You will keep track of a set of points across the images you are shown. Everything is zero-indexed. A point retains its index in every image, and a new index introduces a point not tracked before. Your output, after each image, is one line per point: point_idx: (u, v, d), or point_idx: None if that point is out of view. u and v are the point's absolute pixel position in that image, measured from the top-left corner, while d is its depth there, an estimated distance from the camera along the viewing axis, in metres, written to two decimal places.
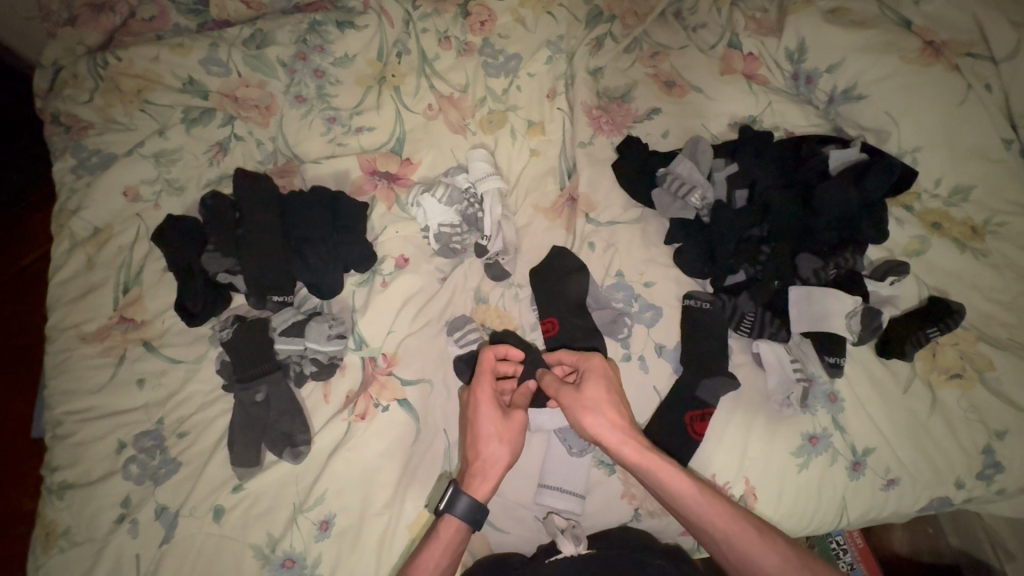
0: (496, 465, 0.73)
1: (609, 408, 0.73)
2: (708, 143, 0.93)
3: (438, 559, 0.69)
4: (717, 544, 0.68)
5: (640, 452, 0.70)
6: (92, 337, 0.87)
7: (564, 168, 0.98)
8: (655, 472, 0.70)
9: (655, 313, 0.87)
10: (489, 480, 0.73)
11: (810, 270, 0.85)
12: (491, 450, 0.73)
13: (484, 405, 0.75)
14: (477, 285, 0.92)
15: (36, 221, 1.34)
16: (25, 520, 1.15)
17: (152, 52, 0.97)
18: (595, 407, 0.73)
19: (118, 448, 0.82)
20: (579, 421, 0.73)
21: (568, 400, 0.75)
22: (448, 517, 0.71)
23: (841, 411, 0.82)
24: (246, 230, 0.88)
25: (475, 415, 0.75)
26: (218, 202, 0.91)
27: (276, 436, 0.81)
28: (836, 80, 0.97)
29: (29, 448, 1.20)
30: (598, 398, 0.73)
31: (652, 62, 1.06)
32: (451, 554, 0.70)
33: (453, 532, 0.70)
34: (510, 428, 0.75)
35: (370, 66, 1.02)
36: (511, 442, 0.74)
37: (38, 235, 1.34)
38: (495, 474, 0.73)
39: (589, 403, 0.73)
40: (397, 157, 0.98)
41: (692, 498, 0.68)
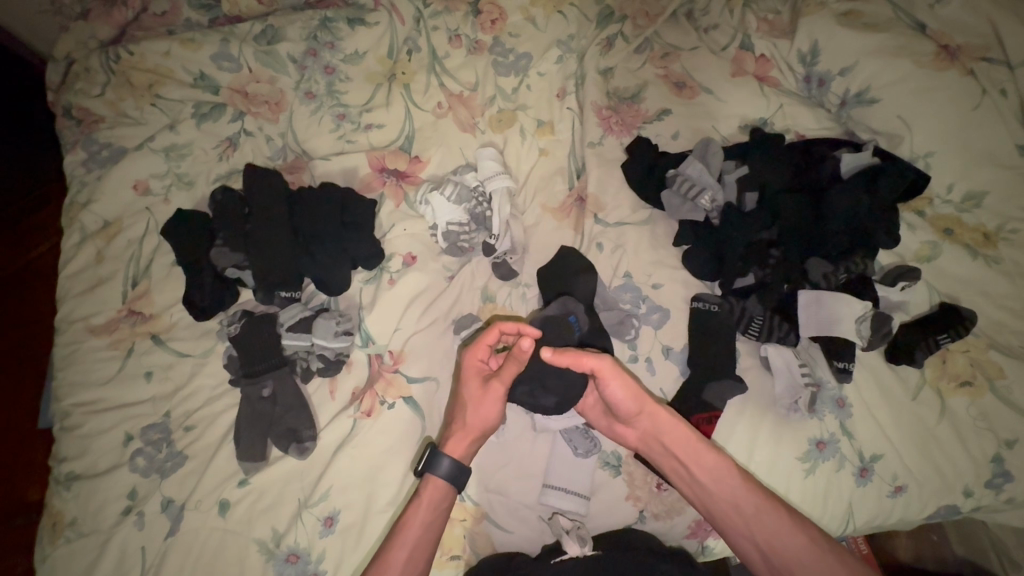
0: (473, 429, 0.76)
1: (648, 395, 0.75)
2: (719, 145, 0.92)
3: (423, 518, 0.71)
4: (744, 521, 0.71)
5: (684, 429, 0.74)
6: (100, 330, 0.88)
7: (572, 168, 0.97)
8: (694, 448, 0.73)
9: (662, 315, 0.86)
10: (467, 441, 0.75)
11: (820, 274, 0.85)
12: (469, 415, 0.76)
13: (476, 372, 0.77)
14: (484, 283, 0.91)
15: (43, 213, 1.35)
16: (29, 509, 1.16)
17: (164, 46, 0.98)
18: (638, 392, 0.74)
19: (125, 440, 0.82)
20: (625, 402, 0.75)
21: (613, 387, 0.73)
22: (433, 477, 0.73)
23: (849, 417, 0.81)
24: (254, 225, 0.88)
25: (466, 383, 0.77)
26: (228, 197, 0.92)
27: (282, 432, 0.81)
28: (849, 83, 0.96)
29: (36, 438, 1.21)
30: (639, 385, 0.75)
31: (663, 63, 1.05)
32: (436, 514, 0.72)
33: (437, 491, 0.73)
34: (486, 395, 0.76)
35: (380, 63, 1.02)
36: (489, 411, 0.76)
37: (45, 227, 1.35)
38: (474, 436, 0.76)
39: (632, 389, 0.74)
40: (405, 155, 0.98)
41: (728, 474, 0.72)
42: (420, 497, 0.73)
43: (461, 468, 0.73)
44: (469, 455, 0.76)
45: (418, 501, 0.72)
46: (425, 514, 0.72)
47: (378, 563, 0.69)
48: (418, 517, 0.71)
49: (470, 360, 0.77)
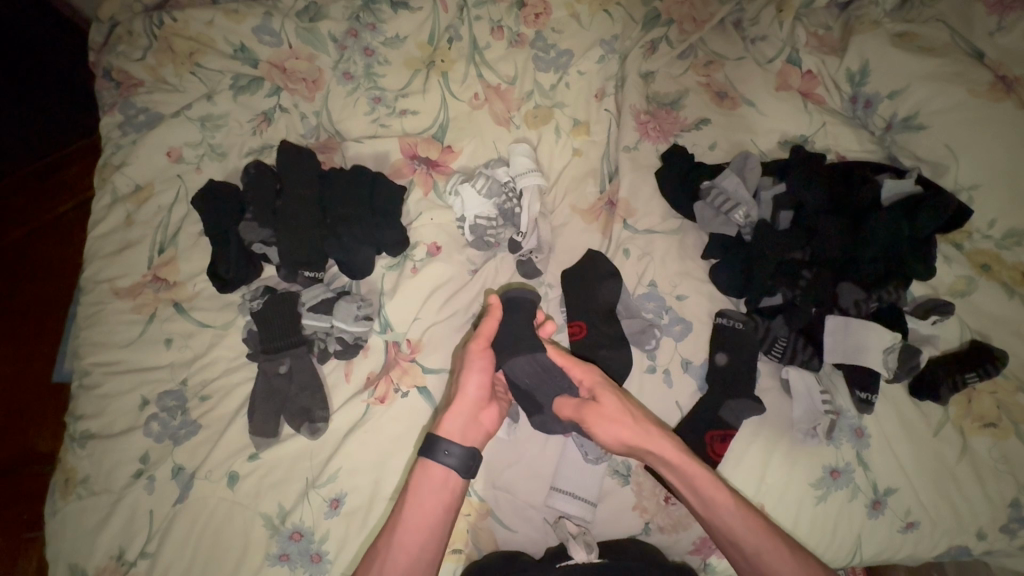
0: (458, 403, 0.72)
1: (626, 421, 0.72)
2: (758, 160, 0.89)
3: (418, 511, 0.68)
4: (750, 560, 0.68)
5: (675, 457, 0.70)
6: (124, 293, 0.89)
7: (605, 171, 0.96)
8: (694, 477, 0.70)
9: (684, 327, 0.85)
10: (456, 412, 0.72)
11: (851, 300, 0.82)
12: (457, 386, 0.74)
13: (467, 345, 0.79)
14: (507, 281, 0.89)
15: (74, 171, 1.37)
16: (39, 460, 1.18)
17: (207, 16, 0.98)
18: (614, 420, 0.72)
19: (141, 404, 0.83)
20: (608, 429, 0.72)
21: (606, 397, 0.73)
22: (429, 462, 0.70)
23: (867, 448, 0.79)
24: (284, 202, 0.88)
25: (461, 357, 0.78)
26: (260, 170, 0.91)
27: (295, 410, 0.81)
28: (896, 107, 0.94)
29: (53, 390, 1.23)
30: (616, 411, 0.72)
31: (706, 71, 1.03)
32: (433, 499, 0.69)
33: (428, 487, 0.69)
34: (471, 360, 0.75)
35: (420, 49, 1.03)
36: (472, 374, 0.73)
37: (75, 185, 1.37)
38: (463, 408, 0.72)
39: (609, 413, 0.72)
40: (438, 143, 0.99)
41: (730, 510, 0.68)
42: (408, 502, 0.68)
43: (454, 448, 0.69)
44: (463, 432, 0.72)
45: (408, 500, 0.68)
46: (425, 497, 0.68)
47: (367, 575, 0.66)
48: (406, 521, 0.67)
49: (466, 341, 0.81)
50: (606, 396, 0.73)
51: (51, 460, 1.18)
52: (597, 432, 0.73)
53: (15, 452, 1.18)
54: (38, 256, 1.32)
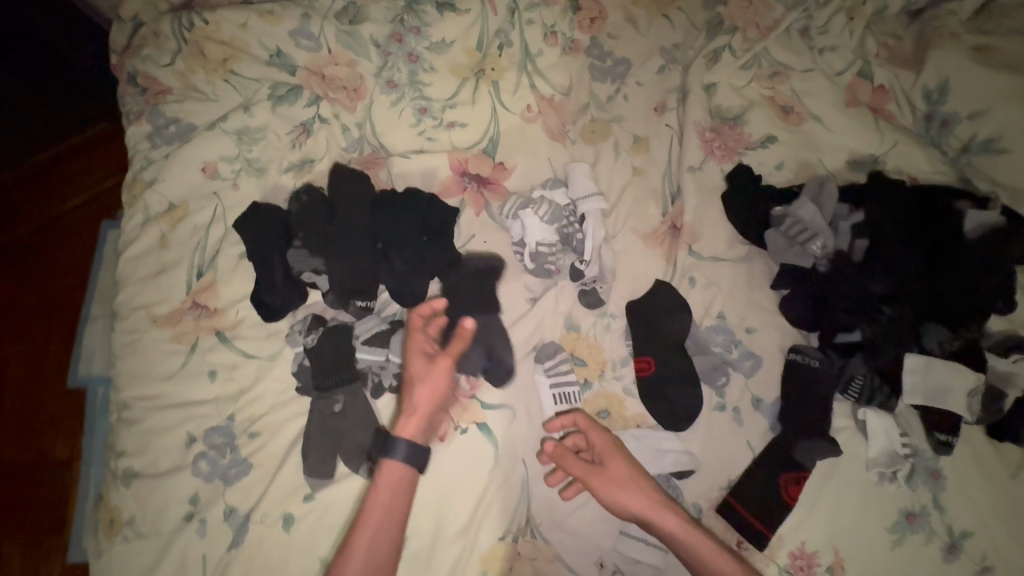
0: (421, 407, 0.73)
1: (637, 486, 0.72)
2: (835, 186, 0.84)
3: (381, 516, 0.68)
4: None
5: (681, 526, 0.69)
6: (163, 321, 0.84)
7: (667, 191, 0.91)
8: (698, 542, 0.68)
9: (755, 362, 0.81)
10: (416, 418, 0.73)
11: (936, 340, 0.78)
12: (417, 392, 0.74)
13: (420, 349, 0.76)
14: (568, 311, 0.85)
15: (79, 163, 1.29)
16: (54, 466, 1.14)
17: (241, 18, 0.91)
18: (622, 486, 0.72)
19: (187, 442, 0.79)
20: (614, 494, 0.72)
21: (617, 462, 0.73)
22: (387, 462, 0.71)
23: (942, 490, 0.77)
24: (336, 228, 0.84)
25: (412, 359, 0.76)
26: (312, 197, 0.86)
27: (351, 450, 0.78)
28: (976, 129, 0.89)
29: (67, 398, 1.18)
30: (625, 476, 0.72)
31: (771, 83, 0.97)
32: (393, 501, 0.69)
33: (393, 479, 0.70)
34: (434, 370, 0.75)
35: (467, 55, 0.96)
36: (438, 383, 0.74)
37: (80, 179, 1.29)
38: (422, 413, 0.73)
39: (615, 479, 0.72)
40: (490, 160, 0.93)
41: None
42: (376, 493, 0.70)
43: (417, 449, 0.71)
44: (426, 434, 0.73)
45: (376, 491, 0.70)
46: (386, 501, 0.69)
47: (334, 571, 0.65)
48: (375, 516, 0.68)
49: (414, 342, 0.77)
50: (617, 461, 0.73)
51: (69, 466, 1.14)
52: (600, 497, 0.72)
53: (30, 458, 1.14)
54: (43, 254, 1.26)
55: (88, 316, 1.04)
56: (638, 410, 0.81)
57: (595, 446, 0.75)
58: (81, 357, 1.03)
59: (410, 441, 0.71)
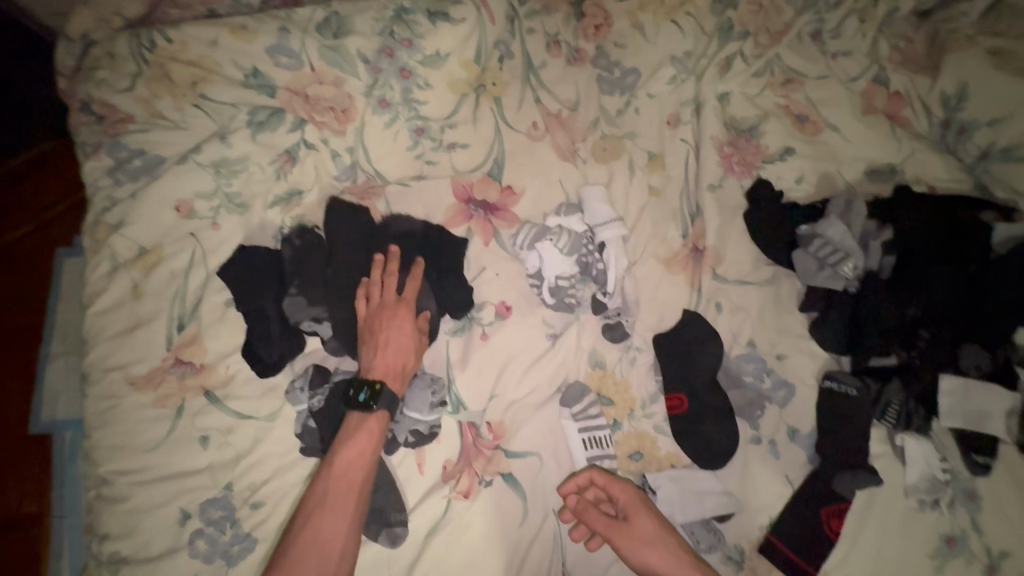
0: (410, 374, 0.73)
1: (664, 543, 0.68)
2: (863, 203, 0.82)
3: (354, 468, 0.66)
4: None
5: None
6: (142, 382, 0.75)
7: (686, 211, 0.86)
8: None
9: (788, 392, 0.78)
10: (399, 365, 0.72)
11: (972, 364, 0.76)
12: (407, 360, 0.73)
13: (407, 314, 0.74)
14: (592, 346, 0.79)
15: (25, 189, 1.16)
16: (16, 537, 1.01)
17: (210, 34, 0.81)
18: (649, 543, 0.68)
19: (181, 519, 0.71)
20: (640, 553, 0.68)
21: (642, 518, 0.70)
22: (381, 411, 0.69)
23: (979, 510, 0.75)
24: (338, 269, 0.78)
25: (400, 322, 0.73)
26: (310, 239, 0.80)
27: (368, 515, 0.71)
28: (997, 136, 0.87)
29: (29, 446, 1.05)
30: (651, 533, 0.69)
31: (785, 91, 0.93)
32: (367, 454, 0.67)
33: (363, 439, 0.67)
34: (422, 342, 0.75)
35: (465, 68, 0.88)
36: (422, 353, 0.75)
37: (25, 204, 1.16)
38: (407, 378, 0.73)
39: (642, 536, 0.68)
40: (496, 183, 0.86)
41: None
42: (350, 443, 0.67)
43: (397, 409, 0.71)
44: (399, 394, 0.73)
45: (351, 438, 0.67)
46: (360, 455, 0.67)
47: (308, 531, 0.63)
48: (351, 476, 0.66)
49: (401, 309, 0.74)
50: (642, 516, 0.70)
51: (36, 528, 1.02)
52: (625, 556, 0.68)
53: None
54: None
55: (46, 354, 0.98)
56: (671, 449, 0.76)
57: (619, 500, 0.71)
58: (44, 402, 0.95)
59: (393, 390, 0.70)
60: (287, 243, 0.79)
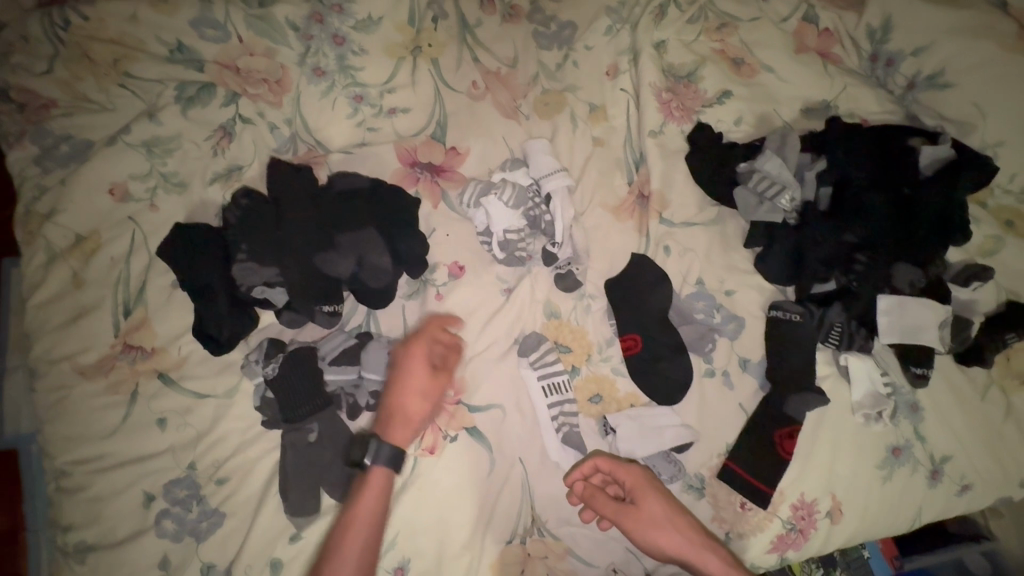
0: (417, 418, 0.69)
1: (675, 521, 0.68)
2: (797, 138, 0.84)
3: (368, 519, 0.63)
4: None
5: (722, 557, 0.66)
6: (92, 371, 0.73)
7: (630, 160, 0.87)
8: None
9: (737, 324, 0.81)
10: (412, 428, 0.68)
11: (907, 279, 0.79)
12: (404, 401, 0.68)
13: (421, 362, 0.70)
14: (546, 297, 0.80)
15: None
16: None
17: (128, 10, 0.79)
18: (662, 525, 0.68)
19: (145, 501, 0.70)
20: (654, 536, 0.68)
21: (650, 500, 0.69)
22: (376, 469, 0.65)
23: (922, 420, 0.80)
24: (287, 232, 0.73)
25: (414, 368, 0.70)
26: (254, 201, 0.76)
27: (335, 479, 0.71)
28: (921, 65, 0.90)
29: None
30: (662, 514, 0.68)
31: (720, 35, 0.94)
32: (379, 508, 0.64)
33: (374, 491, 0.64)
34: (435, 383, 0.70)
35: (400, 32, 0.87)
36: (431, 400, 0.69)
37: None
38: (412, 424, 0.68)
39: (653, 519, 0.68)
40: (440, 145, 0.86)
41: None
42: (363, 501, 0.64)
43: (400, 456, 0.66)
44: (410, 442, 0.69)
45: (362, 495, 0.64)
46: (371, 503, 0.63)
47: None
48: (361, 529, 0.62)
49: (411, 353, 0.70)
50: (650, 496, 0.69)
51: None
52: (638, 539, 0.68)
53: None
54: None
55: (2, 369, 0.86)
56: (630, 389, 0.79)
57: (625, 483, 0.71)
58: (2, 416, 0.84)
59: (392, 444, 0.66)
60: (228, 211, 0.75)
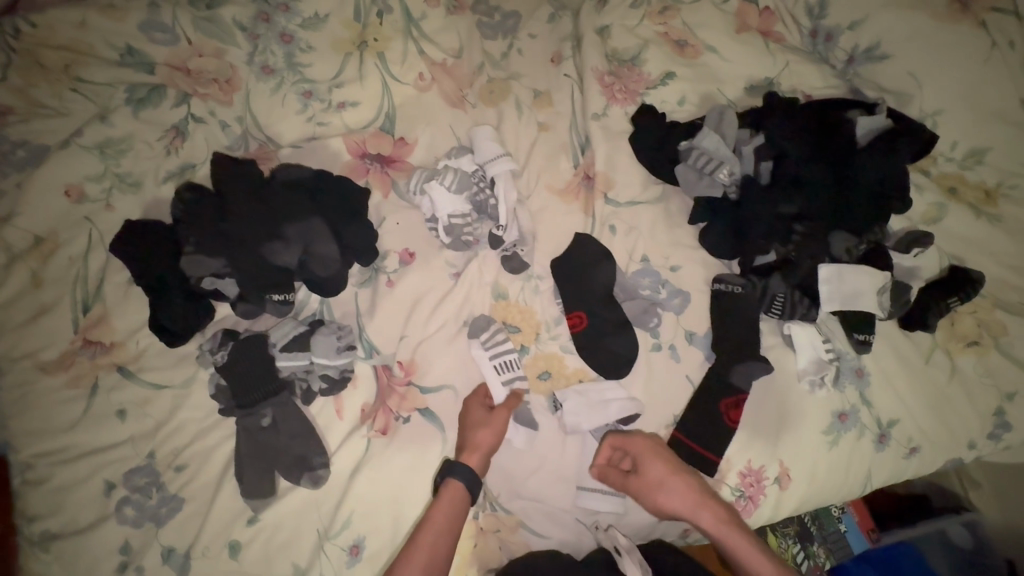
0: (482, 449, 0.72)
1: (676, 482, 0.72)
2: (734, 113, 0.86)
3: (438, 534, 0.67)
4: None
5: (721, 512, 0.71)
6: (53, 367, 0.75)
7: (576, 143, 0.89)
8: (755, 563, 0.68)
9: (683, 299, 0.82)
10: (482, 454, 0.71)
11: (844, 247, 0.81)
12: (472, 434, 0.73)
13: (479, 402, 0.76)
14: (494, 279, 0.82)
15: None
16: None
17: (76, 15, 0.81)
18: (663, 487, 0.72)
19: (107, 489, 0.72)
20: (658, 497, 0.72)
21: (652, 464, 0.73)
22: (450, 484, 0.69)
23: (868, 386, 0.82)
24: (233, 225, 0.76)
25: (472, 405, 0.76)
26: (198, 194, 0.78)
27: (290, 462, 0.74)
28: (858, 38, 0.92)
29: None
30: (663, 476, 0.73)
31: (663, 19, 0.96)
32: (451, 524, 0.67)
33: (451, 498, 0.69)
34: (491, 419, 0.74)
35: (347, 28, 0.90)
36: (492, 429, 0.73)
37: None
38: (483, 453, 0.72)
39: (656, 482, 0.73)
40: (389, 137, 0.88)
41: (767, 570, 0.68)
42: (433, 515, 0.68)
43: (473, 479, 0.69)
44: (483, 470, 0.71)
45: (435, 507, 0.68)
46: (441, 518, 0.67)
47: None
48: (434, 532, 0.67)
49: (473, 396, 0.77)
50: (654, 460, 0.74)
51: None
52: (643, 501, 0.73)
53: None
54: None
55: None
56: (578, 365, 0.80)
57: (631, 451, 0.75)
58: None
59: (467, 467, 0.70)
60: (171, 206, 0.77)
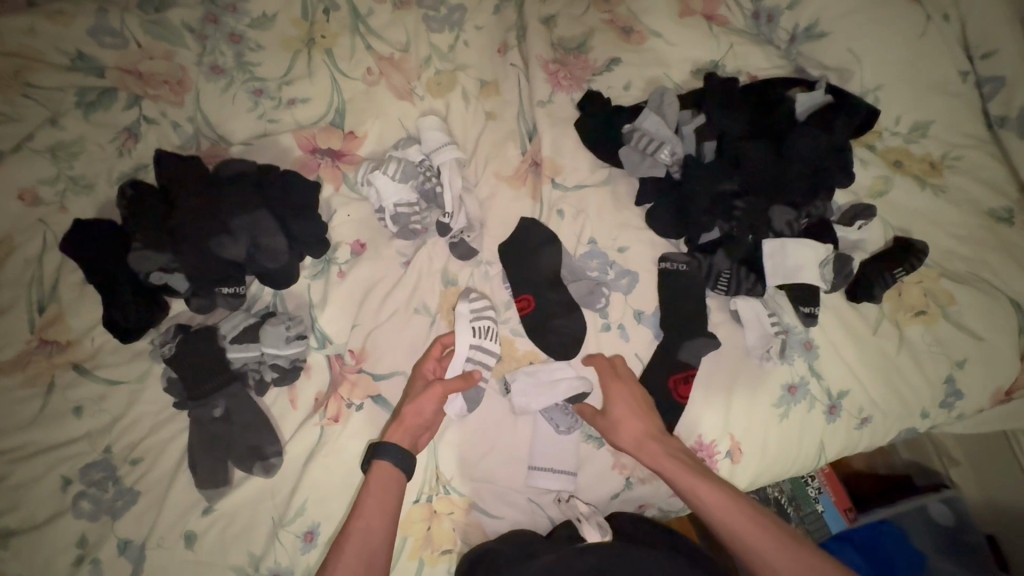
0: (410, 423, 0.72)
1: (636, 419, 0.73)
2: (674, 95, 0.87)
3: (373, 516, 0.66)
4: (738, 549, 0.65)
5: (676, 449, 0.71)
6: (9, 366, 0.76)
7: (524, 131, 0.91)
8: (712, 502, 0.67)
9: (630, 279, 0.83)
10: (407, 429, 0.71)
11: (783, 222, 0.83)
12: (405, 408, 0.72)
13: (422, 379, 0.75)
14: (443, 266, 0.84)
15: None
16: None
17: (25, 23, 0.83)
18: (623, 423, 0.74)
19: (63, 485, 0.73)
20: (618, 432, 0.74)
21: (616, 400, 0.75)
22: (379, 467, 0.69)
23: (816, 358, 0.82)
24: (178, 220, 0.76)
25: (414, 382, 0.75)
26: (141, 191, 0.81)
27: (243, 452, 0.75)
28: (798, 18, 0.94)
29: None
30: (624, 412, 0.74)
31: (608, 6, 0.98)
32: (386, 505, 0.66)
33: (385, 479, 0.68)
34: (425, 394, 0.72)
35: (295, 27, 0.92)
36: (427, 405, 0.72)
37: None
38: (412, 427, 0.71)
39: (617, 417, 0.74)
40: (339, 131, 0.89)
41: (722, 508, 0.66)
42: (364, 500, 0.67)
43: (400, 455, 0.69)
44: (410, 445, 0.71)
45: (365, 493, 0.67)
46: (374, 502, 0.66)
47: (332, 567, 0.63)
48: (369, 516, 0.65)
49: (416, 369, 0.76)
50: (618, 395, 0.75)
51: None
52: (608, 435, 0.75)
53: None
54: None
55: None
56: (529, 347, 0.82)
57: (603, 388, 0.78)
58: None
59: (394, 442, 0.69)
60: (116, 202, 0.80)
